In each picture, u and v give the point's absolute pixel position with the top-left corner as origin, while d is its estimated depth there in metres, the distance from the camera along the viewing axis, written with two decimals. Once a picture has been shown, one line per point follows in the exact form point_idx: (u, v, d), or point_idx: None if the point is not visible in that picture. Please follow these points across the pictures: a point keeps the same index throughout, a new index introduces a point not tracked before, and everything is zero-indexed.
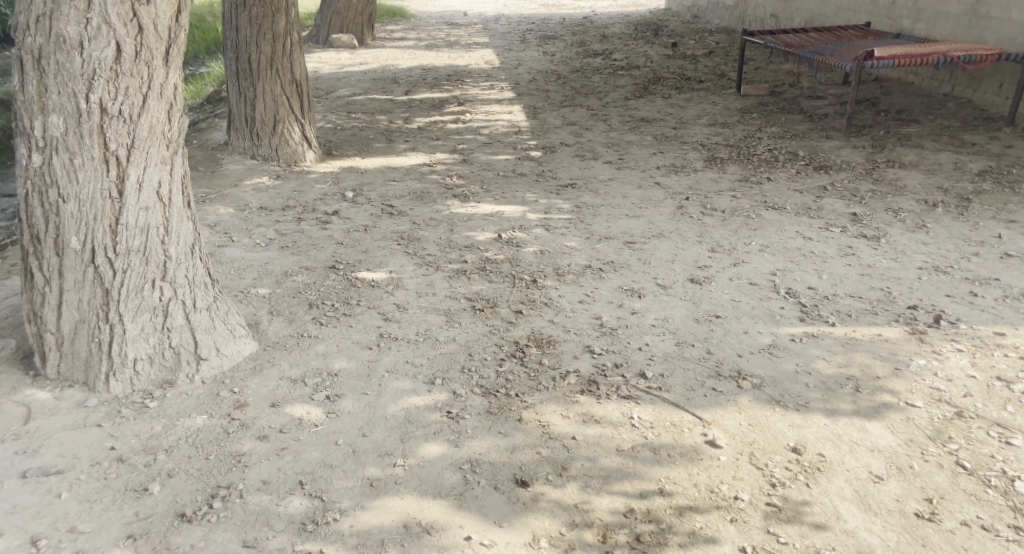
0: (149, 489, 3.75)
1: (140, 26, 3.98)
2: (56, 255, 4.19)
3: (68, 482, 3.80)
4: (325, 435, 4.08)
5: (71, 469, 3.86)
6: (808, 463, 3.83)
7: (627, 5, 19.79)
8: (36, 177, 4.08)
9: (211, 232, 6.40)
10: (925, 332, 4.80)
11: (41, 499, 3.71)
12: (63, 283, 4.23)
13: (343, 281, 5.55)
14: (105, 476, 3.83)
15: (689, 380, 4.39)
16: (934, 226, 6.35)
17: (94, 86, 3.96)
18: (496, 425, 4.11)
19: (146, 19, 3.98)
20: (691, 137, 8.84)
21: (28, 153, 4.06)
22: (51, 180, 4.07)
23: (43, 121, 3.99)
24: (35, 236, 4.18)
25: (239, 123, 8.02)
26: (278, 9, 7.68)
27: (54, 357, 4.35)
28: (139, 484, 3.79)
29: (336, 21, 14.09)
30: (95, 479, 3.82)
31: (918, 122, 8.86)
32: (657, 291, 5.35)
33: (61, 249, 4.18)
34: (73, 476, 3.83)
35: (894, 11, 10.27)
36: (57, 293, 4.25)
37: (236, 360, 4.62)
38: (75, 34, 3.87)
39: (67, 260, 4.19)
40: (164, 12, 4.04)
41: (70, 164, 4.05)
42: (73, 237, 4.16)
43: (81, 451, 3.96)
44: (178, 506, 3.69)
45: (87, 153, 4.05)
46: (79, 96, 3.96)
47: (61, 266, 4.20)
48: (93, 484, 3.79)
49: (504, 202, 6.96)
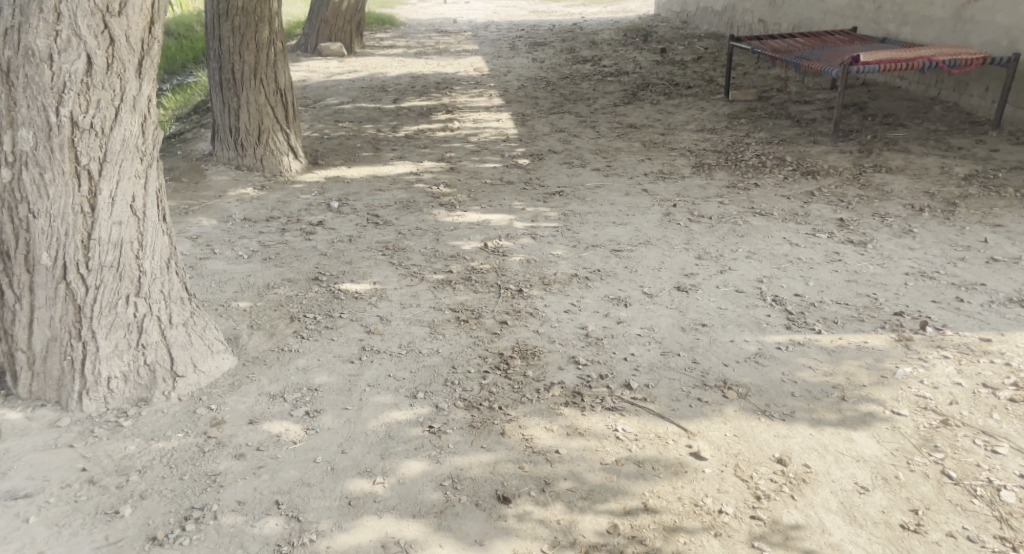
0: (120, 512, 3.70)
1: (112, 37, 3.95)
2: (26, 272, 4.12)
3: (37, 505, 3.75)
4: (303, 452, 4.04)
5: (40, 492, 3.81)
6: (794, 474, 3.79)
7: (617, 11, 19.81)
8: (5, 193, 4.01)
9: (193, 244, 6.35)
10: (911, 339, 4.77)
11: (8, 524, 3.66)
12: (34, 301, 4.16)
13: (326, 293, 5.51)
14: (75, 499, 3.78)
15: (675, 390, 4.35)
16: (920, 231, 6.34)
17: (64, 100, 3.91)
18: (478, 439, 4.07)
19: (117, 31, 3.95)
20: (678, 143, 8.81)
21: None
22: (20, 196, 4.00)
23: (11, 136, 3.92)
24: (4, 252, 4.10)
25: (223, 134, 7.98)
26: (261, 18, 7.65)
27: (25, 377, 4.29)
28: (110, 506, 3.74)
29: (325, 30, 14.03)
30: (64, 502, 3.76)
31: (905, 126, 8.86)
32: (643, 300, 5.31)
33: (32, 265, 4.11)
34: (42, 499, 3.78)
35: (880, 15, 10.28)
36: (28, 311, 4.18)
37: (214, 376, 4.58)
38: (44, 47, 3.83)
39: (38, 277, 4.13)
40: (136, 23, 4.02)
41: (40, 179, 3.99)
42: (44, 253, 4.09)
43: (51, 474, 3.91)
44: (150, 528, 3.64)
45: (58, 168, 4.00)
46: (49, 110, 3.91)
47: (32, 283, 4.14)
48: (62, 507, 3.74)
49: (491, 210, 6.92)
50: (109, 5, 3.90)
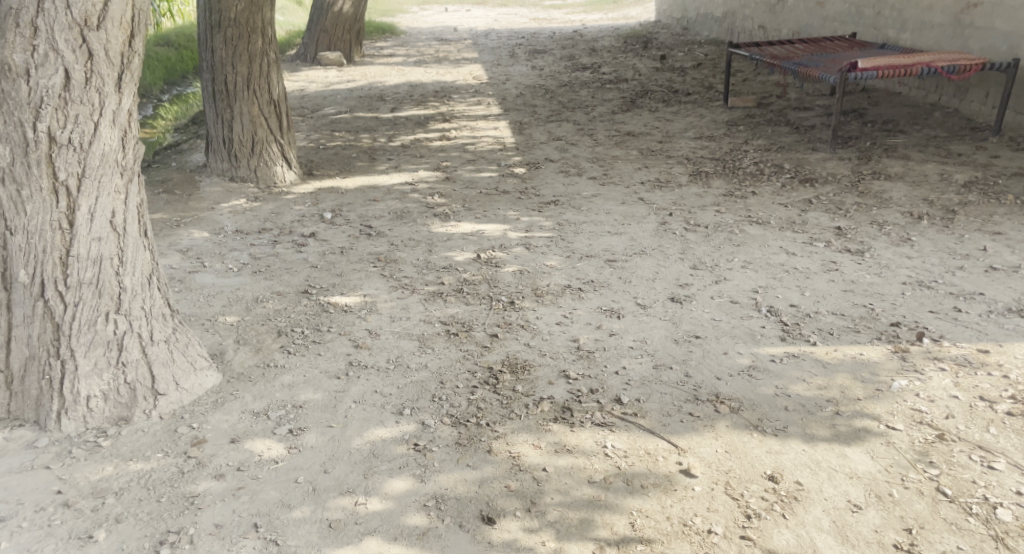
0: (94, 536, 3.64)
1: (90, 52, 3.89)
2: (4, 290, 4.08)
3: (9, 529, 3.68)
4: (285, 472, 3.97)
5: (14, 516, 3.74)
6: (785, 491, 3.71)
7: (618, 18, 19.77)
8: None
9: (184, 257, 6.29)
10: (907, 351, 4.68)
11: None
12: (12, 319, 4.12)
13: (315, 306, 5.44)
14: (49, 523, 3.71)
15: (666, 404, 4.27)
16: (919, 239, 6.25)
17: (41, 115, 3.85)
18: (464, 457, 4.00)
19: (96, 45, 3.89)
20: (676, 151, 8.74)
21: None
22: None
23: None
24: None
25: (217, 145, 7.93)
26: (254, 29, 7.59)
27: (3, 396, 4.23)
28: (84, 530, 3.68)
29: (324, 39, 13.99)
30: (38, 526, 3.70)
31: (905, 132, 8.77)
32: (636, 311, 5.23)
33: (10, 283, 4.07)
34: (15, 523, 3.71)
35: (879, 21, 10.21)
36: (6, 329, 4.14)
37: (197, 394, 4.51)
38: (21, 62, 3.78)
39: (16, 295, 4.08)
40: (116, 37, 3.96)
41: (18, 196, 3.94)
42: (22, 271, 4.04)
43: (26, 496, 3.84)
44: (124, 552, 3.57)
45: (35, 184, 3.94)
46: (26, 125, 3.85)
47: (9, 301, 4.09)
48: (36, 532, 3.67)
49: (485, 220, 6.86)
50: (87, 18, 3.83)
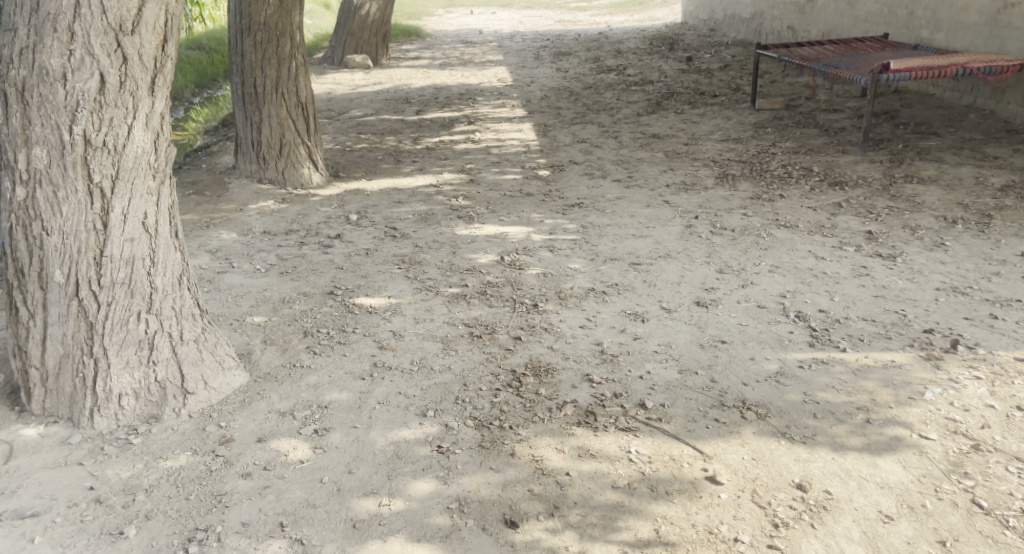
0: (125, 533, 3.64)
1: (125, 56, 3.90)
2: (39, 289, 4.09)
3: (43, 525, 3.68)
4: (310, 472, 3.95)
5: (47, 511, 3.75)
6: (814, 501, 3.64)
7: (643, 20, 19.68)
8: (20, 211, 3.98)
9: (212, 258, 6.31)
10: (941, 358, 4.59)
11: (13, 544, 3.60)
12: (48, 317, 4.13)
13: (340, 307, 5.43)
14: (81, 519, 3.71)
15: (692, 409, 4.21)
16: (952, 244, 6.14)
17: (77, 118, 3.88)
18: (487, 460, 3.96)
19: (130, 50, 3.90)
20: (702, 153, 8.66)
21: (12, 187, 3.96)
22: (34, 213, 3.98)
23: (26, 154, 3.90)
24: (19, 269, 4.08)
25: (246, 147, 7.95)
26: (283, 33, 7.62)
27: (38, 394, 4.26)
28: (115, 527, 3.68)
29: (351, 42, 14.04)
30: (70, 522, 3.70)
31: (938, 135, 8.63)
32: (661, 315, 5.17)
33: (45, 282, 4.08)
34: (48, 519, 3.72)
35: (912, 22, 10.07)
36: (41, 327, 4.15)
37: (225, 393, 4.51)
38: (58, 66, 3.80)
39: (51, 294, 4.09)
40: (150, 41, 3.96)
41: (54, 197, 3.96)
42: (57, 270, 4.05)
43: (59, 492, 3.85)
44: (153, 550, 3.57)
45: (71, 186, 3.96)
46: (62, 128, 3.87)
47: (44, 300, 4.10)
48: (68, 527, 3.67)
49: (509, 222, 6.82)
50: (122, 23, 3.85)
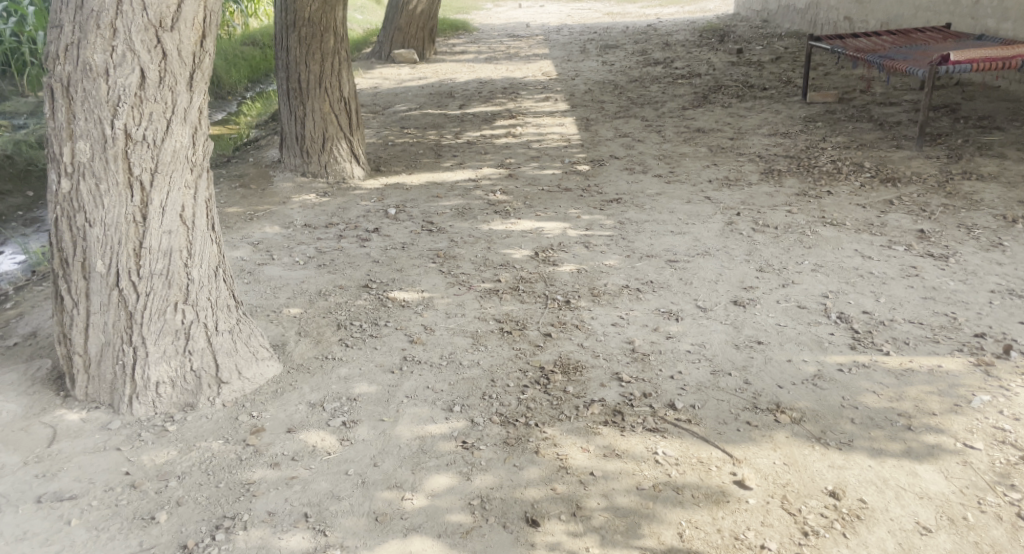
0: (156, 518, 3.64)
1: (164, 52, 3.89)
2: (82, 278, 4.12)
3: (80, 508, 3.70)
4: (336, 463, 3.92)
5: (85, 494, 3.77)
6: (848, 509, 3.48)
7: (694, 11, 19.39)
8: (64, 203, 4.02)
9: (252, 250, 6.33)
10: (992, 364, 4.39)
11: (51, 526, 3.62)
12: (89, 306, 4.16)
13: (374, 300, 5.40)
14: (116, 503, 3.72)
15: (723, 412, 4.08)
16: (1011, 244, 5.89)
17: (119, 113, 3.89)
18: (512, 457, 3.88)
19: (170, 46, 3.89)
20: (748, 148, 8.46)
21: (57, 179, 4.00)
22: (78, 205, 4.01)
23: (71, 148, 3.93)
24: (63, 258, 4.11)
25: (290, 141, 7.97)
26: (326, 28, 7.63)
27: (81, 380, 4.29)
28: (147, 512, 3.68)
29: (399, 37, 14.01)
30: (106, 506, 3.71)
31: (1001, 130, 8.33)
32: (697, 314, 5.04)
33: (87, 272, 4.10)
34: (85, 502, 3.73)
35: (977, 11, 9.78)
36: (83, 315, 4.18)
37: (258, 383, 4.50)
38: (101, 61, 3.81)
39: (92, 283, 4.11)
40: (189, 37, 3.94)
41: (96, 189, 3.98)
42: (99, 261, 4.08)
43: (97, 476, 3.87)
44: (181, 536, 3.56)
45: (112, 179, 3.98)
46: (104, 123, 3.89)
47: (87, 289, 4.13)
48: (103, 511, 3.69)
49: (546, 218, 6.73)
50: (162, 20, 3.84)
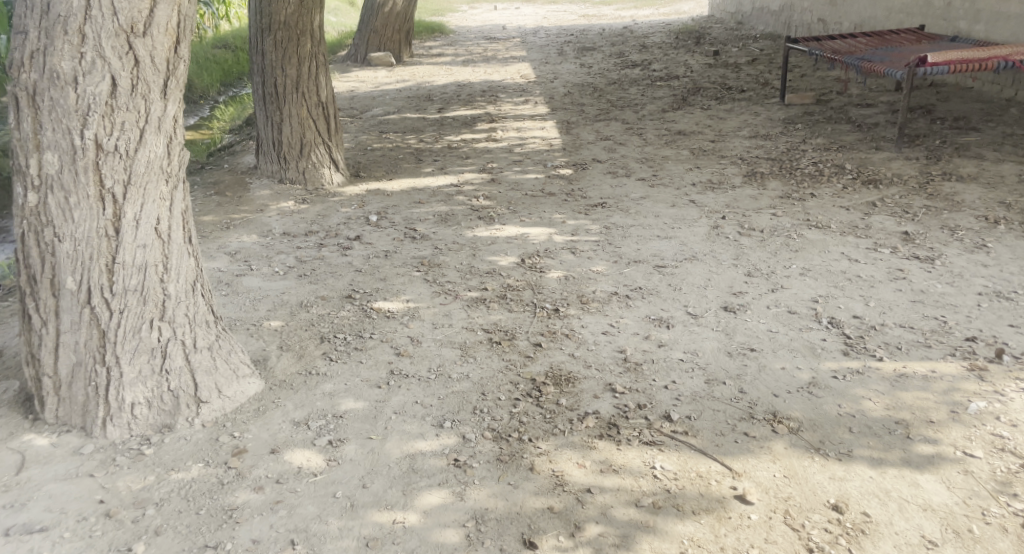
0: (133, 550, 3.51)
1: (137, 58, 3.76)
2: (51, 296, 3.96)
3: (52, 540, 3.57)
4: (323, 485, 3.80)
5: (57, 526, 3.63)
6: (852, 524, 3.43)
7: (669, 14, 19.37)
8: (32, 217, 3.86)
9: (230, 260, 6.19)
10: (985, 369, 4.37)
11: None
12: (60, 325, 4.00)
13: (357, 311, 5.29)
14: (91, 534, 3.59)
15: (719, 423, 4.02)
16: (994, 246, 5.90)
17: (88, 123, 3.74)
18: (506, 475, 3.79)
19: (142, 52, 3.76)
20: (730, 150, 8.44)
21: (23, 192, 3.83)
22: (46, 219, 3.85)
23: (37, 159, 3.77)
24: (31, 276, 3.95)
25: (267, 147, 7.82)
26: (302, 31, 7.49)
27: (51, 402, 4.14)
28: (123, 543, 3.55)
29: (374, 39, 13.90)
30: (79, 537, 3.58)
31: (978, 130, 8.38)
32: (687, 321, 4.98)
33: (57, 290, 3.95)
34: (57, 534, 3.60)
35: (949, 13, 9.85)
36: (53, 335, 4.02)
37: (239, 402, 4.38)
38: (69, 69, 3.66)
39: (63, 301, 3.96)
40: (162, 43, 3.82)
41: (66, 203, 3.83)
42: (69, 278, 3.92)
43: (69, 506, 3.73)
44: None
45: (82, 192, 3.83)
46: (73, 133, 3.74)
47: (57, 307, 3.98)
48: (76, 543, 3.56)
49: (531, 223, 6.65)
50: (133, 25, 3.71)
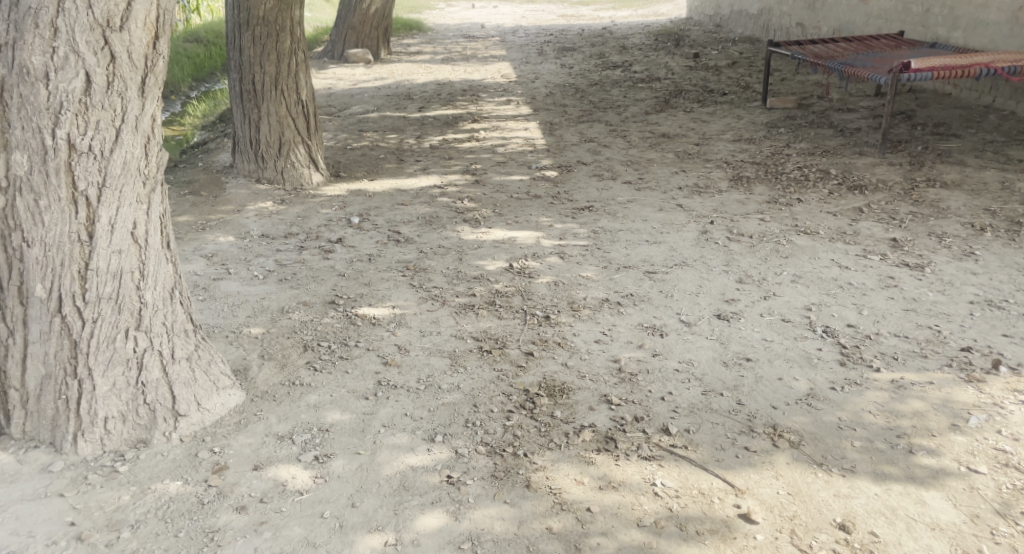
0: None
1: (112, 54, 3.58)
2: (19, 304, 3.77)
3: None
4: (311, 504, 3.67)
5: (24, 550, 3.46)
6: (860, 544, 3.35)
7: (647, 15, 19.33)
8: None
9: (207, 264, 6.01)
10: (983, 381, 4.32)
11: None
12: (28, 335, 3.81)
13: (342, 318, 5.15)
14: None
15: (719, 437, 3.93)
16: (983, 254, 5.87)
17: (61, 121, 3.55)
18: (502, 492, 3.67)
19: (118, 47, 3.58)
20: (714, 154, 8.37)
21: None
22: (14, 223, 3.64)
23: (5, 159, 3.56)
24: None
25: (244, 146, 7.63)
26: (282, 27, 7.32)
27: (18, 416, 3.95)
28: None
29: (352, 36, 13.71)
30: None
31: (959, 136, 8.39)
32: (681, 329, 4.89)
33: (25, 297, 3.75)
34: None
35: (928, 19, 9.87)
36: (21, 345, 3.83)
37: (219, 414, 4.23)
38: (40, 64, 3.47)
39: (32, 310, 3.77)
40: (140, 38, 3.64)
41: (35, 206, 3.63)
42: (38, 285, 3.73)
43: (38, 528, 3.56)
44: None
45: (54, 195, 3.63)
46: (44, 132, 3.54)
47: (25, 316, 3.78)
48: None
49: (517, 226, 6.53)
50: (109, 19, 3.53)
